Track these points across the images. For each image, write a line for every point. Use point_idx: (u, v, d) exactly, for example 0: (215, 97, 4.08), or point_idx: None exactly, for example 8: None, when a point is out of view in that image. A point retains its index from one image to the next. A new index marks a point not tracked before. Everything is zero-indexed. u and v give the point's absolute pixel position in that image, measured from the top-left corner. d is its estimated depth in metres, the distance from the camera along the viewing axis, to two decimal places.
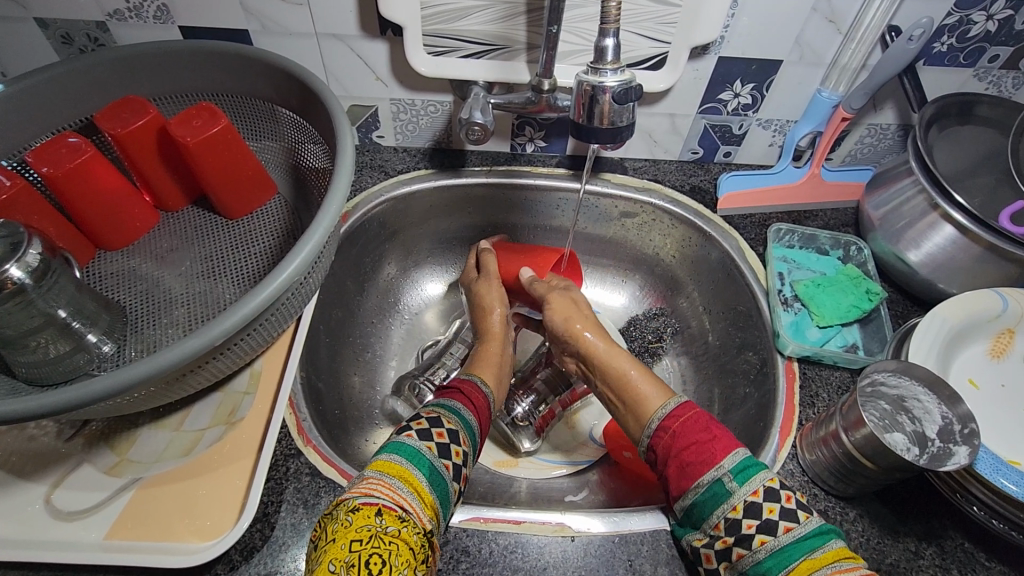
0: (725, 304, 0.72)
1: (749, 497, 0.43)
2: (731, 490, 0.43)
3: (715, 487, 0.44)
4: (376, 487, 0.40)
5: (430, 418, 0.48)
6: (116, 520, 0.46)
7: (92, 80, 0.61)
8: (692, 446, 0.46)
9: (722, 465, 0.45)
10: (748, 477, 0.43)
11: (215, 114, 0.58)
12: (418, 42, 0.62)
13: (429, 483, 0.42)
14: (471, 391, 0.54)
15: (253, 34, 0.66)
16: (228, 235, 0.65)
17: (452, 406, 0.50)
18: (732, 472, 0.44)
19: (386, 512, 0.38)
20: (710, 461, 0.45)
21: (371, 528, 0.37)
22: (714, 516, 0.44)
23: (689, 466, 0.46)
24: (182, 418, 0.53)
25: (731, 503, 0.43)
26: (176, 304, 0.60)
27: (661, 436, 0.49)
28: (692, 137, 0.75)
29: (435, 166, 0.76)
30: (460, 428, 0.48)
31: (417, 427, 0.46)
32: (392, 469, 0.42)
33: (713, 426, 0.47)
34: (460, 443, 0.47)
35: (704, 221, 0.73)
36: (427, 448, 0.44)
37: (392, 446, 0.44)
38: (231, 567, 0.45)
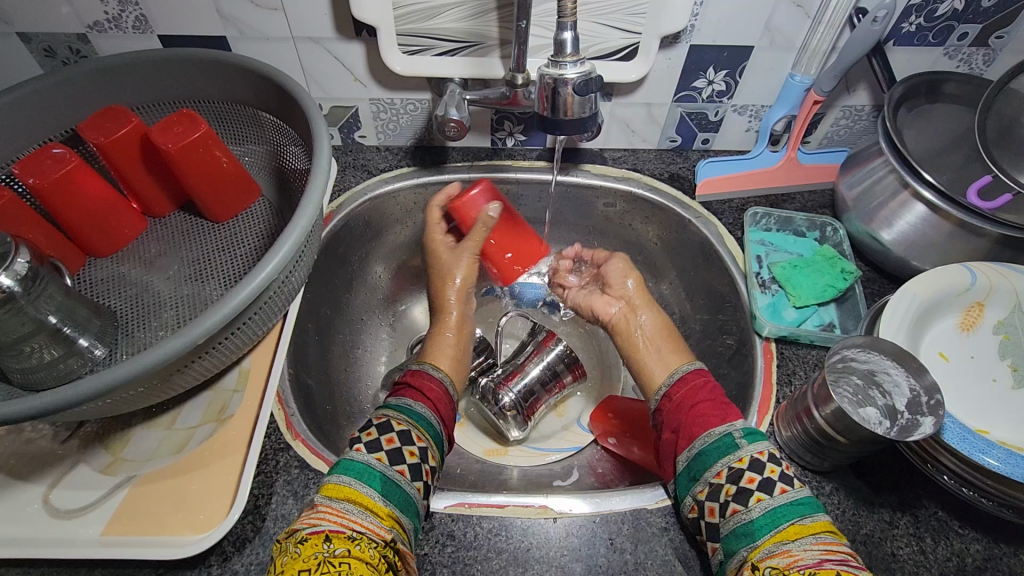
0: (706, 289, 0.73)
1: (755, 454, 0.46)
2: (739, 444, 0.47)
3: (724, 438, 0.48)
4: (324, 515, 0.41)
5: (380, 424, 0.49)
6: (112, 516, 0.48)
7: (76, 91, 0.62)
8: (708, 402, 0.52)
9: (734, 423, 0.49)
10: (756, 439, 0.47)
11: (195, 120, 0.59)
12: (392, 42, 0.63)
13: (381, 497, 0.44)
14: (422, 382, 0.56)
15: (231, 41, 0.67)
16: (215, 238, 0.66)
17: (406, 406, 0.52)
18: (741, 430, 0.48)
19: (334, 536, 0.39)
20: (723, 418, 0.50)
21: (320, 555, 0.38)
22: (718, 465, 0.46)
23: (705, 417, 0.50)
24: (173, 417, 0.55)
25: (737, 455, 0.46)
26: (166, 307, 0.61)
27: (679, 386, 0.54)
28: (669, 126, 0.76)
29: (417, 163, 0.78)
30: (411, 426, 0.50)
31: (366, 439, 0.48)
32: (339, 493, 0.43)
33: (725, 395, 0.53)
34: (415, 442, 0.49)
35: (682, 207, 0.74)
36: (376, 461, 0.46)
37: (341, 466, 0.45)
38: (224, 559, 0.47)
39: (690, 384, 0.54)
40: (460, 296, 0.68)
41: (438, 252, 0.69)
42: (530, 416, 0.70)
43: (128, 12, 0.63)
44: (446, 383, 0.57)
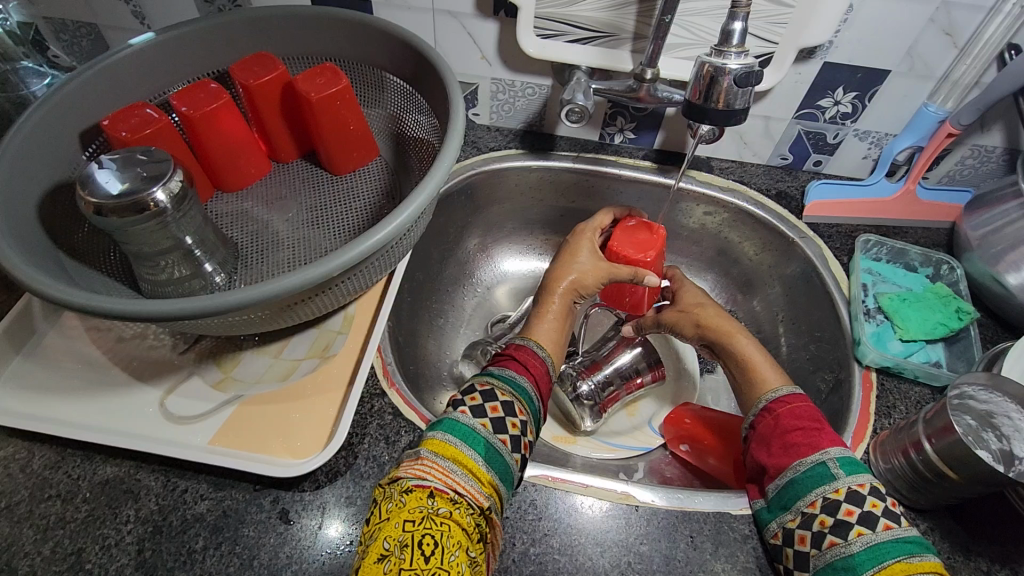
0: (802, 311, 0.71)
1: (854, 486, 0.43)
2: (835, 475, 0.44)
3: (818, 468, 0.45)
4: (429, 470, 0.42)
5: (484, 393, 0.49)
6: (219, 429, 0.51)
7: (230, 35, 0.67)
8: (799, 429, 0.48)
9: (828, 451, 0.45)
10: (855, 471, 0.44)
11: (336, 74, 0.62)
12: (529, 24, 0.65)
13: (484, 462, 0.44)
14: (528, 360, 0.54)
15: (374, 6, 0.70)
16: (332, 189, 0.69)
17: (506, 375, 0.51)
18: (838, 459, 0.45)
19: (437, 495, 0.41)
20: (816, 445, 0.46)
21: (423, 510, 0.40)
22: (812, 494, 0.44)
23: (795, 445, 0.47)
24: (281, 347, 0.58)
25: (834, 486, 0.43)
26: (282, 246, 0.64)
27: (765, 415, 0.50)
28: (784, 142, 0.75)
29: (525, 147, 0.79)
30: (515, 398, 0.49)
31: (470, 403, 0.48)
32: (444, 450, 0.43)
33: (824, 421, 0.49)
34: (516, 415, 0.48)
35: (787, 225, 0.73)
36: (481, 427, 0.46)
37: (446, 424, 0.46)
38: (317, 486, 0.49)
39: (776, 413, 0.50)
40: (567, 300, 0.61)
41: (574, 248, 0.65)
42: (605, 409, 0.71)
43: None
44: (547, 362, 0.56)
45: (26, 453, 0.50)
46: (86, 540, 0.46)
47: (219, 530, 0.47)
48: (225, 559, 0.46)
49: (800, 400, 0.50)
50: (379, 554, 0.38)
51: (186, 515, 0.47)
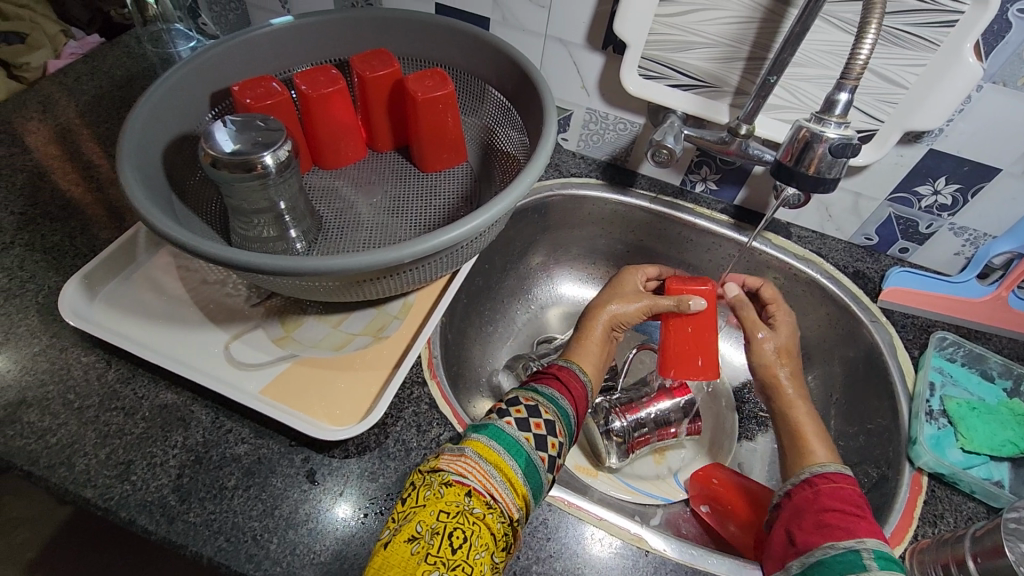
0: (858, 397, 0.68)
1: None
2: (866, 566, 0.42)
3: (849, 554, 0.43)
4: (470, 469, 0.43)
5: (529, 407, 0.50)
6: (271, 381, 0.55)
7: (357, 29, 0.72)
8: (839, 510, 0.47)
9: (865, 541, 0.43)
10: (889, 567, 0.42)
11: (445, 79, 0.67)
12: (635, 63, 0.67)
13: (523, 475, 0.45)
14: (570, 380, 0.55)
15: (491, 23, 0.74)
16: (417, 183, 0.73)
17: (548, 394, 0.52)
18: (873, 551, 0.43)
19: (475, 495, 0.42)
20: (852, 530, 0.44)
21: (460, 506, 0.41)
22: None
23: (830, 526, 0.45)
24: (341, 319, 0.61)
25: None
26: (361, 227, 0.68)
27: (806, 487, 0.50)
28: (871, 223, 0.73)
29: (605, 178, 0.80)
30: (557, 418, 0.50)
31: (515, 415, 0.49)
32: (487, 454, 0.44)
33: (866, 509, 0.48)
34: (556, 434, 0.49)
35: (859, 306, 0.70)
36: (524, 440, 0.46)
37: (491, 430, 0.46)
38: (345, 455, 0.52)
39: (818, 488, 0.49)
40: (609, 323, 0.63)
41: (624, 286, 0.68)
42: (633, 449, 0.70)
43: None
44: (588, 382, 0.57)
45: (104, 364, 0.55)
46: (136, 454, 0.50)
47: (251, 474, 0.50)
48: (250, 502, 0.48)
49: (846, 482, 0.49)
50: (410, 535, 0.40)
51: (226, 453, 0.51)
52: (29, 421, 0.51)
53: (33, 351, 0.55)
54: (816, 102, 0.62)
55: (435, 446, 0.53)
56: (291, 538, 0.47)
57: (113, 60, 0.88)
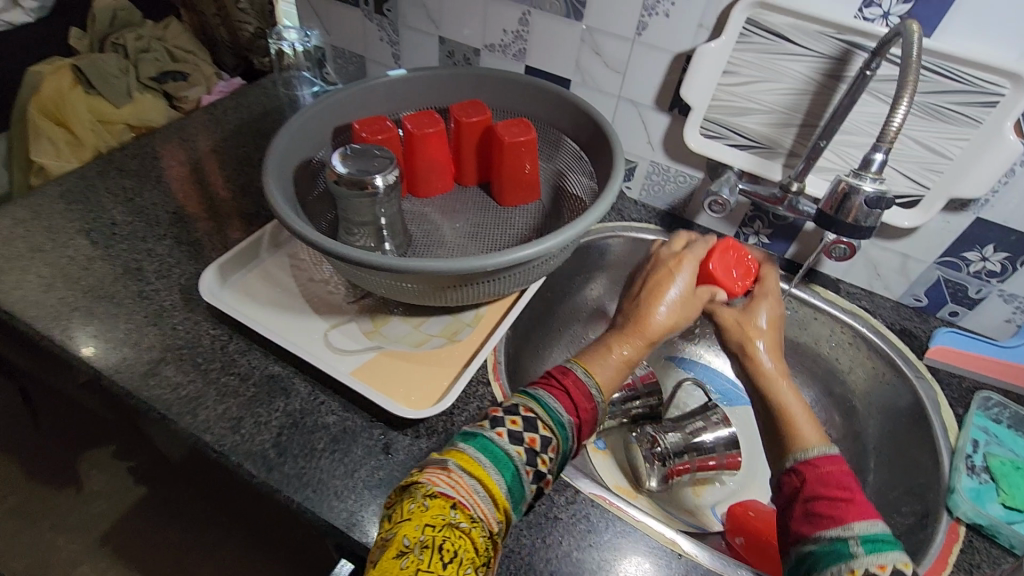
0: (900, 449, 0.70)
1: (874, 568, 0.42)
2: (853, 553, 0.43)
3: (837, 545, 0.44)
4: (456, 482, 0.44)
5: (525, 418, 0.50)
6: (360, 365, 0.64)
7: (457, 82, 0.85)
8: (827, 499, 0.47)
9: (852, 527, 0.44)
10: (879, 549, 0.43)
11: (528, 127, 0.78)
12: (697, 124, 0.76)
13: (507, 490, 0.45)
14: (577, 395, 0.54)
15: (572, 84, 0.85)
16: (495, 215, 0.83)
17: (544, 400, 0.52)
18: (860, 537, 0.43)
19: (461, 508, 0.42)
20: (839, 519, 0.45)
21: (444, 518, 0.41)
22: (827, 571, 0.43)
23: (819, 516, 0.46)
24: (421, 322, 0.70)
25: (850, 565, 0.42)
26: (444, 247, 0.78)
27: (792, 476, 0.51)
28: (919, 284, 0.77)
29: (663, 225, 0.88)
30: (555, 433, 0.50)
31: (509, 426, 0.49)
32: (473, 468, 0.45)
33: (856, 489, 0.47)
34: (548, 450, 0.49)
35: (904, 361, 0.73)
36: (514, 453, 0.47)
37: (479, 442, 0.47)
38: (416, 434, 0.59)
39: (806, 477, 0.50)
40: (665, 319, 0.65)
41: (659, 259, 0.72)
42: (673, 475, 0.74)
43: (516, 44, 0.85)
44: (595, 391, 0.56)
45: (227, 337, 0.66)
46: (247, 412, 0.60)
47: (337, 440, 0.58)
48: (335, 462, 0.57)
49: (832, 463, 0.50)
50: (399, 551, 0.40)
51: (317, 420, 0.60)
52: (167, 375, 0.62)
53: (174, 321, 0.67)
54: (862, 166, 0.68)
55: None
56: (366, 496, 0.54)
57: (252, 98, 1.05)
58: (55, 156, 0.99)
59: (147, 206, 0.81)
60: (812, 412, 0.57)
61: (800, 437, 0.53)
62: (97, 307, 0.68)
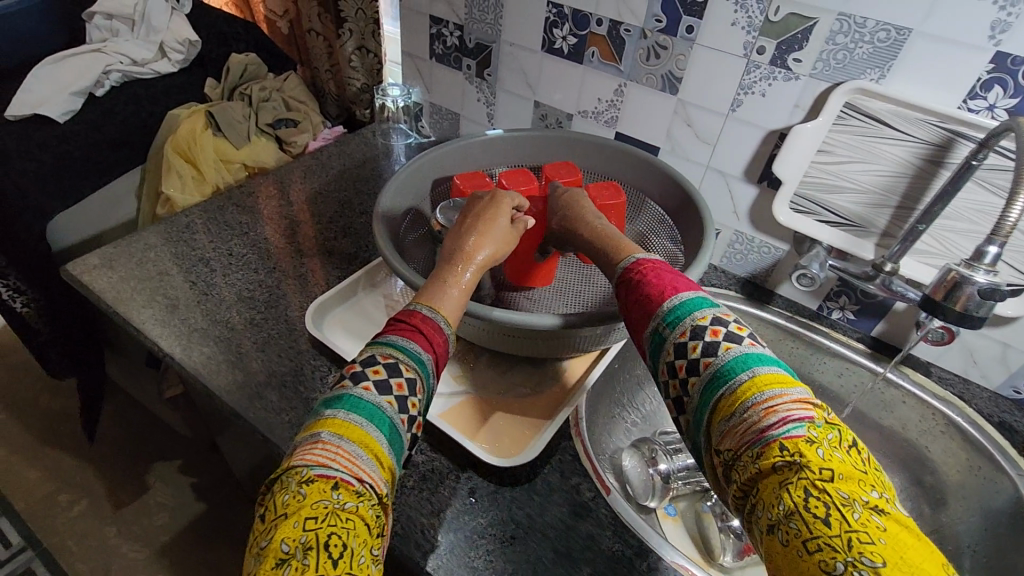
0: (1001, 552, 0.66)
1: (692, 325, 0.45)
2: (666, 334, 0.46)
3: (656, 335, 0.47)
4: (333, 456, 0.40)
5: (387, 364, 0.46)
6: (450, 407, 0.67)
7: (550, 144, 0.90)
8: (648, 286, 0.50)
9: (664, 308, 0.48)
10: (688, 309, 0.46)
11: (618, 191, 0.81)
12: (787, 198, 0.77)
13: (388, 446, 0.43)
14: (432, 333, 0.50)
15: (660, 151, 0.89)
16: (577, 271, 0.86)
17: (405, 345, 0.47)
18: (668, 312, 0.47)
19: (342, 486, 0.39)
20: (654, 309, 0.49)
21: (325, 503, 0.37)
22: (669, 344, 0.46)
23: (644, 306, 0.49)
24: (506, 370, 0.73)
25: (679, 329, 0.46)
26: (529, 299, 0.82)
27: (625, 283, 0.53)
28: (1021, 376, 0.73)
29: (743, 292, 0.88)
30: (417, 376, 0.46)
31: (373, 377, 0.45)
32: (349, 433, 0.41)
33: (669, 275, 0.51)
34: (416, 394, 0.46)
35: (1005, 457, 0.69)
36: (387, 404, 0.44)
37: (348, 401, 0.43)
38: (500, 482, 0.61)
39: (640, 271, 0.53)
40: None
41: None
42: (748, 552, 0.70)
43: (608, 112, 0.90)
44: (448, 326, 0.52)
45: (326, 369, 0.70)
46: None
47: (426, 479, 0.60)
48: (422, 501, 0.58)
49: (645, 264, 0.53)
50: (278, 558, 0.36)
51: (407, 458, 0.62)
52: (271, 399, 0.66)
53: (279, 349, 0.72)
54: (964, 251, 0.68)
55: (575, 493, 0.61)
56: (451, 540, 0.56)
57: (353, 147, 1.14)
58: (181, 190, 1.08)
59: (259, 239, 0.89)
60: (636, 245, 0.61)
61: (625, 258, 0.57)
62: (213, 330, 0.74)
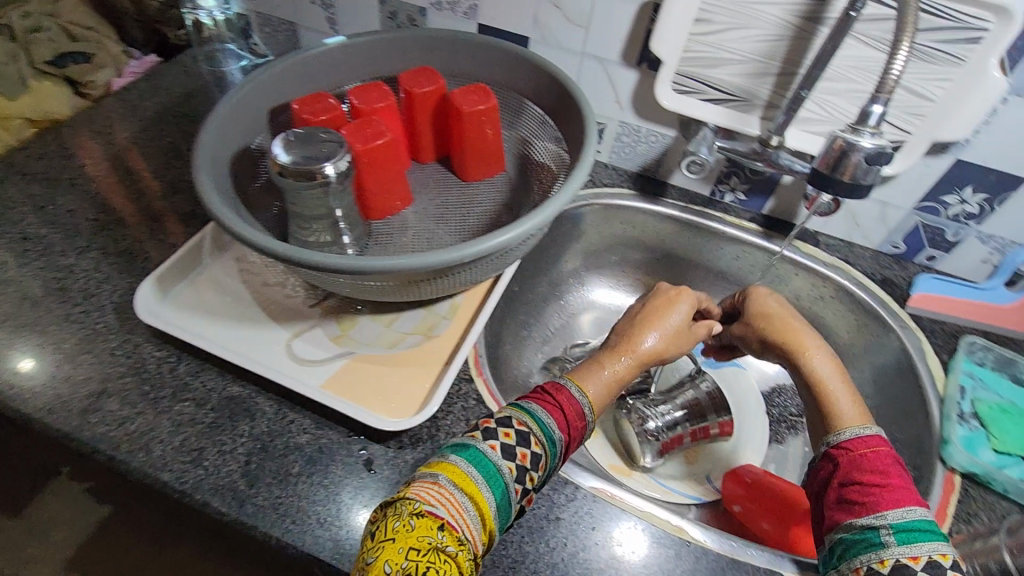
0: (887, 401, 0.70)
1: (905, 559, 0.42)
2: (885, 543, 0.43)
3: (868, 532, 0.44)
4: (444, 500, 0.42)
5: (519, 434, 0.47)
6: (332, 376, 0.58)
7: (404, 47, 0.77)
8: (862, 487, 0.46)
9: (884, 515, 0.44)
10: (913, 542, 0.42)
11: (487, 94, 0.70)
12: (669, 79, 0.70)
13: (496, 509, 0.44)
14: (569, 407, 0.51)
15: (530, 42, 0.78)
16: (458, 193, 0.76)
17: (539, 416, 0.49)
18: (892, 526, 0.43)
19: (448, 529, 0.41)
20: (873, 506, 0.44)
21: (430, 540, 0.40)
22: (857, 560, 0.43)
23: (852, 503, 0.46)
24: (393, 318, 0.64)
25: (881, 556, 0.42)
26: (408, 233, 0.72)
27: (832, 465, 0.49)
28: (898, 231, 0.75)
29: (637, 189, 0.84)
30: (545, 453, 0.48)
31: (503, 439, 0.47)
32: (463, 483, 0.44)
33: (893, 473, 0.47)
34: (537, 468, 0.47)
35: (888, 312, 0.72)
36: (506, 470, 0.46)
37: (471, 453, 0.46)
38: (401, 446, 0.55)
39: (844, 459, 0.49)
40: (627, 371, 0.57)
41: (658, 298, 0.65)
42: (667, 449, 0.72)
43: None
44: (588, 411, 0.53)
45: (175, 359, 0.59)
46: (208, 441, 0.54)
47: (314, 462, 0.53)
48: (314, 488, 0.52)
49: (869, 446, 0.49)
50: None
51: (290, 442, 0.54)
52: (110, 409, 0.55)
53: (111, 346, 0.59)
54: (848, 114, 0.65)
55: None
56: (353, 522, 0.50)
57: (171, 79, 0.93)
58: None
59: (63, 213, 0.71)
60: (847, 377, 0.57)
61: (839, 416, 0.53)
62: (18, 338, 0.59)
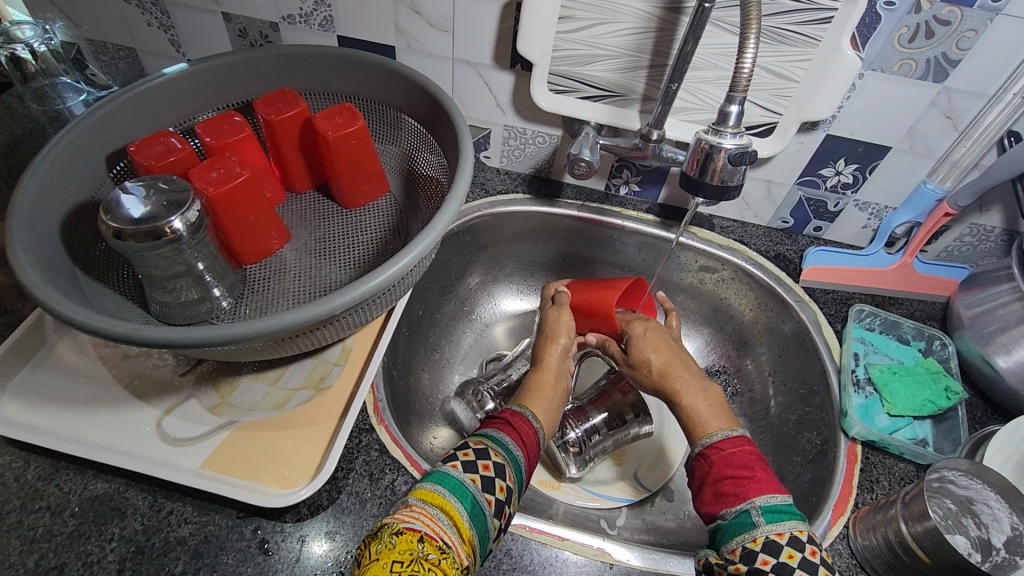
0: (791, 375, 0.72)
1: (771, 536, 0.43)
2: (755, 524, 0.44)
3: (742, 516, 0.45)
4: (417, 515, 0.42)
5: (477, 450, 0.48)
6: (212, 453, 0.52)
7: (258, 69, 0.70)
8: (732, 478, 0.47)
9: (754, 501, 0.45)
10: (777, 518, 0.44)
11: (354, 114, 0.64)
12: (543, 80, 0.68)
13: (469, 517, 0.43)
14: (522, 426, 0.52)
15: (398, 51, 0.73)
16: (341, 222, 0.71)
17: (499, 438, 0.50)
18: (761, 508, 0.45)
19: (428, 540, 0.40)
20: (742, 495, 0.46)
21: (414, 553, 0.39)
22: (732, 542, 0.45)
23: (725, 495, 0.47)
24: (279, 374, 0.59)
25: (752, 535, 0.44)
26: (288, 275, 0.66)
27: (701, 460, 0.50)
28: (785, 207, 0.77)
29: (532, 192, 0.81)
30: (507, 462, 0.48)
31: (462, 458, 0.47)
32: (431, 498, 0.43)
33: (758, 466, 0.48)
34: (505, 477, 0.47)
35: (784, 288, 0.74)
36: (470, 482, 0.45)
37: (435, 475, 0.45)
38: (298, 518, 0.50)
39: (720, 456, 0.49)
40: (564, 356, 0.63)
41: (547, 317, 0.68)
42: (591, 456, 0.71)
43: (319, 11, 0.71)
44: (541, 434, 0.54)
45: (22, 462, 0.51)
46: (69, 555, 0.47)
47: (199, 555, 0.48)
48: None
49: (735, 445, 0.49)
50: None
51: (169, 537, 0.49)
52: None
53: None
54: (719, 102, 0.65)
55: (391, 494, 0.53)
56: None
57: None
58: None
59: None
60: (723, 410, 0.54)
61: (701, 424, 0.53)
62: None
